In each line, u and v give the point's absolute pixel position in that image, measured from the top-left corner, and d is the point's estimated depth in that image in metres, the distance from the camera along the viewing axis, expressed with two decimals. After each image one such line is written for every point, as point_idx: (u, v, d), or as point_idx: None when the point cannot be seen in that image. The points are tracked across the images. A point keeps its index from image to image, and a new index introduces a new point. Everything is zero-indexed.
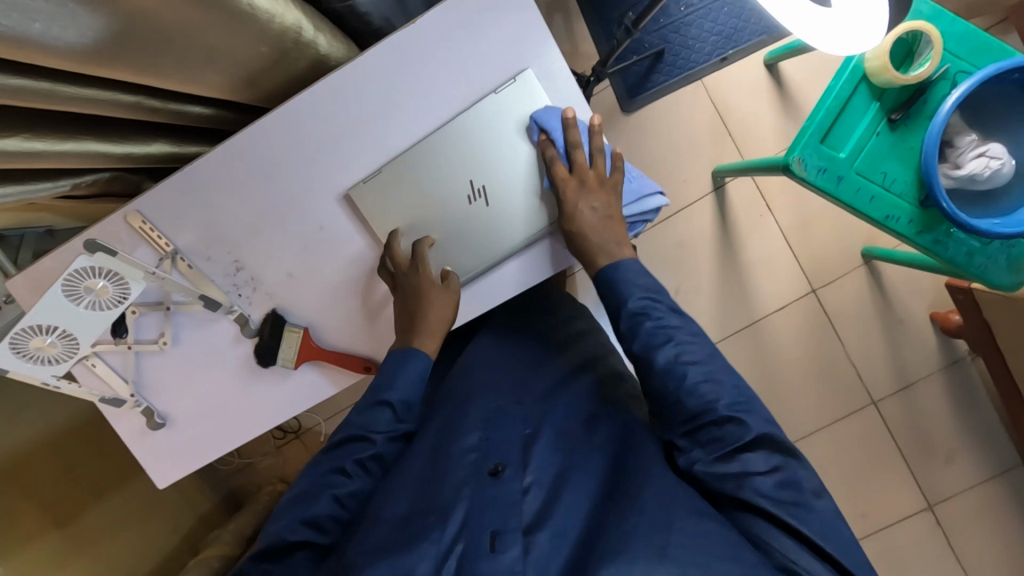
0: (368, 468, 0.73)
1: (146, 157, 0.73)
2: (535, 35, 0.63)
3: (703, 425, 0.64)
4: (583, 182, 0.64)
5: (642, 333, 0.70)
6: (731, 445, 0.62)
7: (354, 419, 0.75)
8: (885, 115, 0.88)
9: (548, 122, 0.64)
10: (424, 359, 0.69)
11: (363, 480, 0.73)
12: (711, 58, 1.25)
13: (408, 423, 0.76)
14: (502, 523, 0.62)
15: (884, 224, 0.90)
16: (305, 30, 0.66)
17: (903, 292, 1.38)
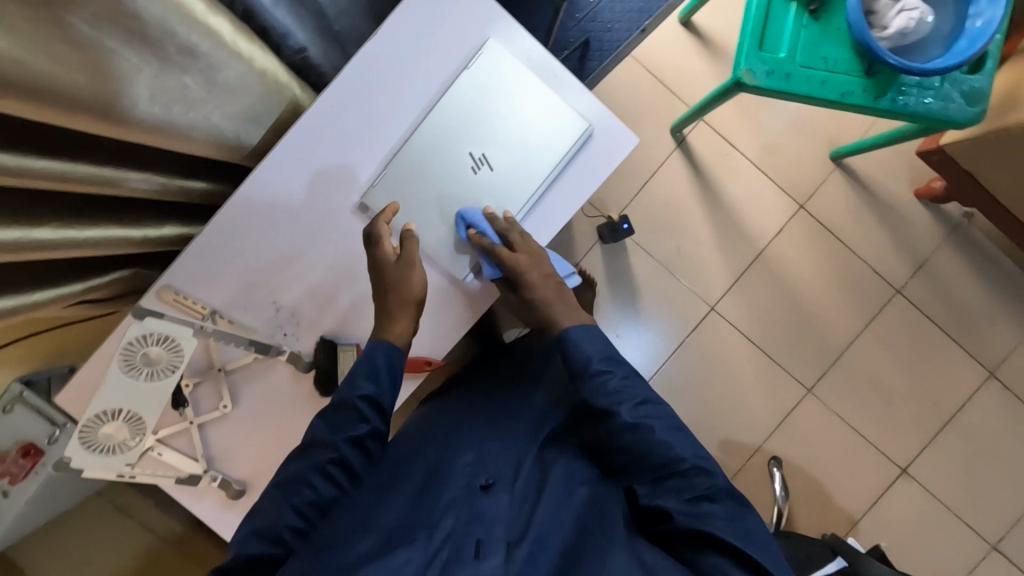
0: (333, 476, 0.65)
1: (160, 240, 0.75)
2: (486, 7, 0.69)
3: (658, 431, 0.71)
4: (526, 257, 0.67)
5: (607, 391, 0.74)
6: (694, 489, 0.69)
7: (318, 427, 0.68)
8: (805, 8, 0.96)
9: (472, 218, 0.69)
10: (384, 345, 0.68)
11: (329, 490, 0.65)
12: (633, 32, 1.36)
13: (378, 422, 0.68)
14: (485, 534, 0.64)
15: (842, 101, 0.97)
16: (281, 72, 0.71)
17: (883, 180, 1.42)
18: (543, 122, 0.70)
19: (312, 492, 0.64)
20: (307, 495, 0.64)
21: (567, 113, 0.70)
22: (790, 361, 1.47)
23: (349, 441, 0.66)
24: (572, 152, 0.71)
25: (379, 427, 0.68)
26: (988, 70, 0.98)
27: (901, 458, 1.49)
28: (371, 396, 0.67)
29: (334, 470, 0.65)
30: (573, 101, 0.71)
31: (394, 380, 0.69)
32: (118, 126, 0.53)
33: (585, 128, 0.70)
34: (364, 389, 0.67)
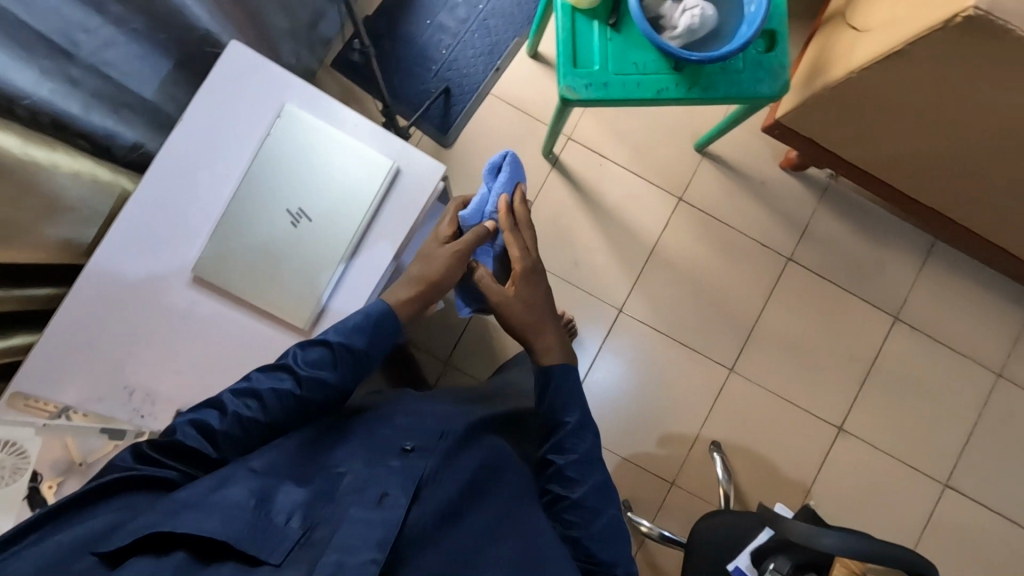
0: (277, 402, 0.71)
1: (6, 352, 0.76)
2: (279, 78, 0.76)
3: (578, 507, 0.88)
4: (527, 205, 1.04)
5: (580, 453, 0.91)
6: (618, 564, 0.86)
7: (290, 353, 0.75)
8: (606, 23, 1.05)
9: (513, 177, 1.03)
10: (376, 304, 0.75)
11: (268, 411, 0.71)
12: (488, 72, 1.47)
13: (337, 371, 0.73)
14: (390, 488, 0.65)
15: (659, 97, 1.06)
16: (98, 170, 0.77)
17: (748, 160, 1.51)
18: (351, 168, 0.75)
19: (255, 406, 0.70)
20: (249, 409, 0.70)
21: (370, 154, 0.75)
22: (706, 346, 1.51)
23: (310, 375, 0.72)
24: (384, 191, 0.76)
25: (334, 375, 0.73)
26: (783, 46, 1.07)
27: (835, 417, 1.52)
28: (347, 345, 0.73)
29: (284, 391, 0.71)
30: (376, 144, 0.77)
31: (369, 335, 0.74)
32: None
33: (390, 165, 0.75)
34: (336, 332, 0.73)
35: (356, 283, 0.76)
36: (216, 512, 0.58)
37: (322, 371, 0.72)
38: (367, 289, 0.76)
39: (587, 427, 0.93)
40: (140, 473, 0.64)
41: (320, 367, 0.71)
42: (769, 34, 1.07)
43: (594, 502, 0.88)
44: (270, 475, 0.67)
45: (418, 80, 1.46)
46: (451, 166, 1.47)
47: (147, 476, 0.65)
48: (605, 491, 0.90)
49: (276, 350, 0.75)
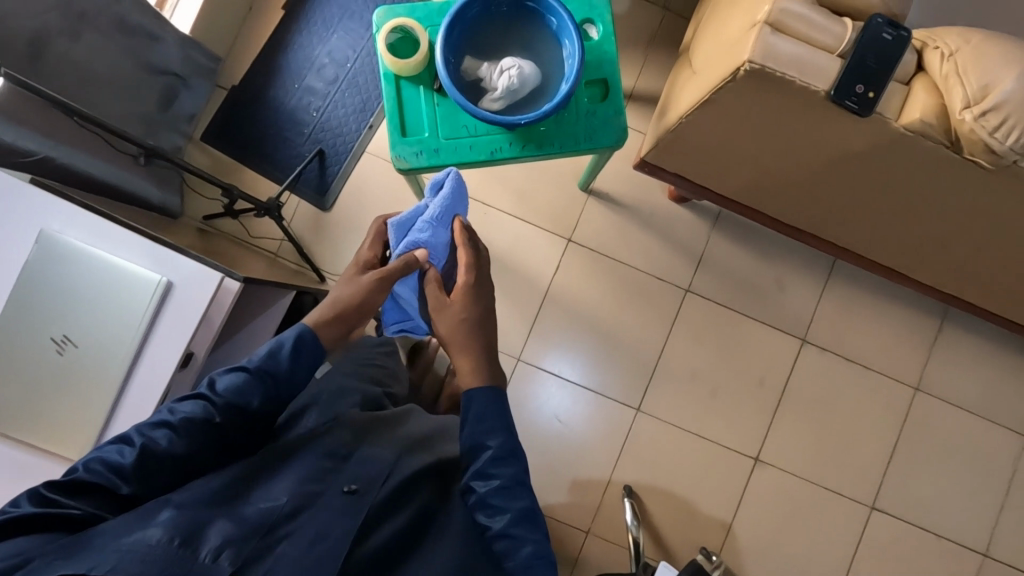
0: (190, 430, 0.73)
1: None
2: (34, 200, 0.73)
3: (505, 538, 0.83)
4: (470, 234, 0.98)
5: (498, 479, 0.86)
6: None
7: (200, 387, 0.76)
8: (431, 88, 1.03)
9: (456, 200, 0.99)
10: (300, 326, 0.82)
11: (180, 443, 0.72)
12: (362, 130, 1.45)
13: (255, 395, 0.77)
14: (326, 532, 0.69)
15: (494, 158, 1.04)
16: None
17: (635, 193, 1.48)
18: (119, 286, 0.73)
19: (166, 437, 0.71)
20: (162, 440, 0.71)
21: (137, 271, 0.73)
22: (611, 386, 1.47)
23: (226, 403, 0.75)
24: (156, 308, 0.73)
25: (253, 400, 0.77)
26: (616, 94, 1.04)
27: (750, 447, 1.48)
28: (267, 371, 0.79)
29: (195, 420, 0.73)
30: (146, 259, 0.74)
31: (295, 364, 0.81)
32: None
33: (159, 281, 0.73)
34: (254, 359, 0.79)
35: (137, 402, 0.74)
36: (145, 551, 0.59)
37: (244, 397, 0.77)
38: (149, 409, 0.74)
39: (513, 452, 0.88)
40: (46, 510, 0.63)
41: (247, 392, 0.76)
42: (601, 83, 1.05)
43: (522, 532, 0.83)
44: (195, 511, 0.66)
45: (291, 145, 1.44)
46: (332, 230, 1.44)
47: (56, 513, 0.63)
48: (530, 518, 0.85)
49: None
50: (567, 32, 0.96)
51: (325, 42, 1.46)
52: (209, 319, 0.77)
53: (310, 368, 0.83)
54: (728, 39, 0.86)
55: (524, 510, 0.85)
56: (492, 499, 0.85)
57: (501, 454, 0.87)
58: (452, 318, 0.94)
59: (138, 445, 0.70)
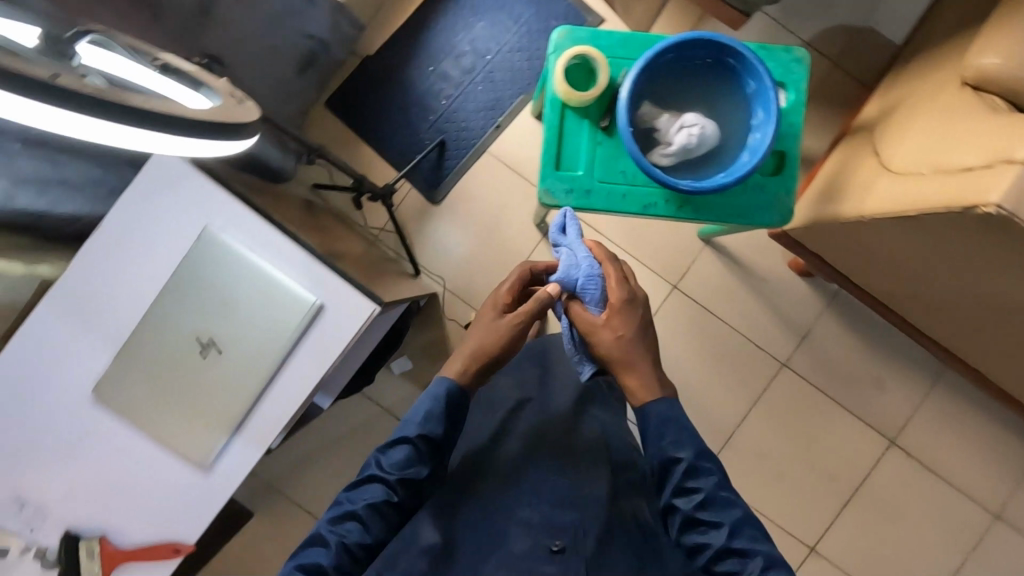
0: (376, 517, 0.74)
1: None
2: (204, 194, 0.70)
3: (733, 553, 0.73)
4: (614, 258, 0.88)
5: (706, 494, 0.75)
6: None
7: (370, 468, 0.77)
8: (597, 125, 0.96)
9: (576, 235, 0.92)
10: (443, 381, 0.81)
11: (370, 531, 0.73)
12: (488, 129, 1.39)
13: (422, 466, 0.77)
14: None
15: (646, 212, 0.97)
16: (8, 266, 0.73)
17: (754, 253, 1.40)
18: (270, 300, 0.70)
19: (356, 530, 0.72)
20: (353, 533, 0.72)
21: (294, 287, 0.70)
22: None
23: (403, 480, 0.76)
24: (301, 330, 0.70)
25: (421, 472, 0.77)
26: (792, 171, 0.96)
27: (808, 536, 1.43)
28: (427, 435, 0.78)
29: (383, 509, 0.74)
30: (302, 275, 0.71)
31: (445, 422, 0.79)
32: None
33: (312, 303, 0.70)
34: (414, 425, 0.78)
35: (265, 420, 0.71)
36: None
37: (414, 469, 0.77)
38: (276, 428, 0.71)
39: (705, 456, 0.77)
40: None
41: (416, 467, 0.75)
42: (777, 155, 0.96)
43: (753, 549, 0.72)
44: None
45: (414, 130, 1.39)
46: (437, 224, 1.40)
47: None
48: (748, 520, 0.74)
49: (170, 481, 0.71)
50: (763, 100, 0.87)
51: (469, 29, 1.38)
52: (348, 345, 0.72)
53: (461, 420, 0.82)
54: (950, 156, 0.78)
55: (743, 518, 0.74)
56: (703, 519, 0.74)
57: (695, 463, 0.76)
58: (614, 339, 0.84)
59: (335, 542, 0.71)
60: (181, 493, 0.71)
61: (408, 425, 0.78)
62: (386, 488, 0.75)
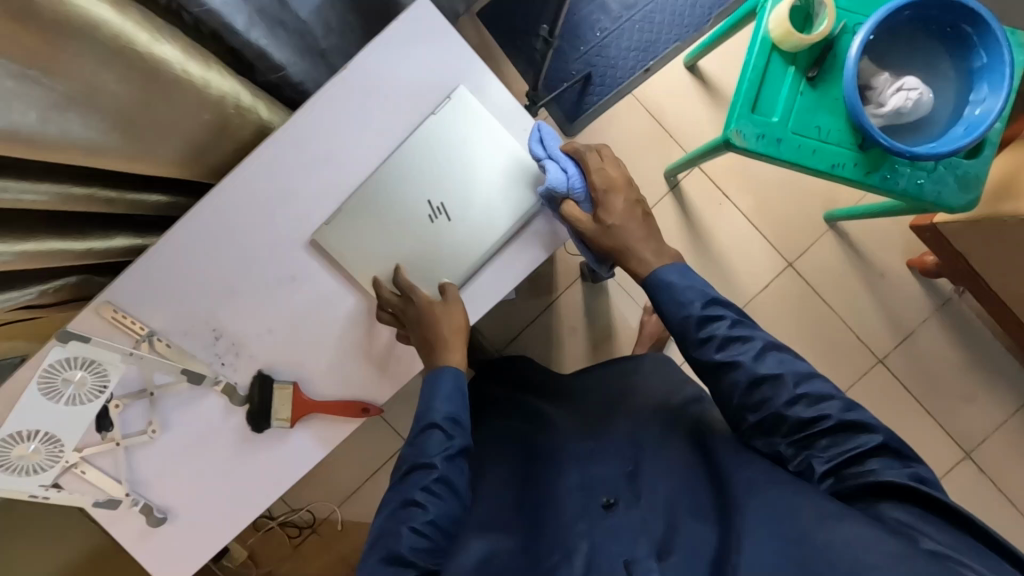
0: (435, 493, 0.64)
1: (66, 273, 0.75)
2: (459, 55, 0.67)
3: (762, 381, 0.63)
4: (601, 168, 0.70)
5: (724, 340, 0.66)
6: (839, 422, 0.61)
7: (409, 451, 0.67)
8: (804, 75, 0.94)
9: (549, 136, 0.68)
10: (455, 372, 0.69)
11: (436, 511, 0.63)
12: (636, 71, 1.33)
13: (461, 441, 0.67)
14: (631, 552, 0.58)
15: (832, 172, 0.95)
16: (242, 96, 0.67)
17: (875, 245, 1.40)
18: (507, 175, 0.68)
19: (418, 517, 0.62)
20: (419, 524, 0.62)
21: (533, 168, 0.68)
22: None
23: (448, 459, 0.66)
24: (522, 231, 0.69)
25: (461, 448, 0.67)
26: (987, 157, 0.94)
27: None
28: (457, 417, 0.68)
29: (440, 488, 0.64)
30: (541, 157, 0.69)
31: (464, 402, 0.69)
32: (38, 152, 0.49)
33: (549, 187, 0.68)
34: (441, 409, 0.68)
35: (475, 296, 0.71)
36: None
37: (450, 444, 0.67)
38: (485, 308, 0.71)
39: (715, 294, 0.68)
40: None
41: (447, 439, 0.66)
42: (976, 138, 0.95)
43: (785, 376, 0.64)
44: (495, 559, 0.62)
45: (562, 58, 1.33)
46: None
47: None
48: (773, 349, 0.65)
49: (373, 339, 0.71)
50: (992, 76, 0.85)
51: None
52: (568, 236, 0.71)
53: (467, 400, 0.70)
54: None
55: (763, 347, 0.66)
56: (726, 373, 0.65)
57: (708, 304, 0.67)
58: None
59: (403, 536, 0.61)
60: (381, 352, 0.71)
61: (424, 410, 0.68)
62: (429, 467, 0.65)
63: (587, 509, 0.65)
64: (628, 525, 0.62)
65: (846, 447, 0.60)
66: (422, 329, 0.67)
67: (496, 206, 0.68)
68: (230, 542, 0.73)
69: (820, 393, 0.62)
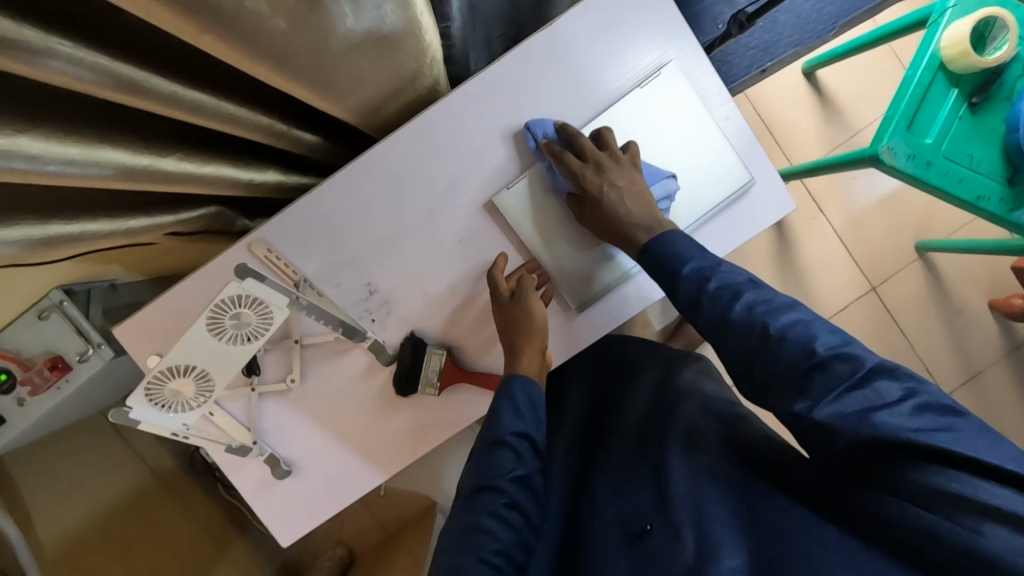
0: (509, 518, 0.56)
1: (207, 203, 0.70)
2: (674, 28, 0.64)
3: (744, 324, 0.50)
4: (598, 167, 0.61)
5: (707, 300, 0.54)
6: (841, 380, 0.45)
7: (473, 472, 0.60)
8: (965, 99, 0.90)
9: (543, 126, 0.63)
10: (523, 380, 0.63)
11: (511, 530, 0.55)
12: (752, 70, 1.26)
13: (532, 464, 0.60)
14: None
15: (976, 204, 0.92)
16: (436, 48, 0.62)
17: (958, 281, 1.39)
18: (699, 162, 0.65)
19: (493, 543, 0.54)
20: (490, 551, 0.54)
21: (730, 158, 0.65)
22: None
23: (516, 482, 0.58)
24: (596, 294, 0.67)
25: (533, 467, 0.60)
26: None
27: None
28: (527, 435, 0.60)
29: (510, 514, 0.56)
30: (739, 149, 0.66)
31: (536, 415, 0.63)
32: (275, 72, 0.46)
33: (746, 180, 0.65)
34: (512, 425, 0.60)
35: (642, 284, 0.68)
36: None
37: (509, 464, 0.59)
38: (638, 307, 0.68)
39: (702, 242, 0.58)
40: None
41: (502, 459, 0.59)
42: None
43: (770, 308, 0.50)
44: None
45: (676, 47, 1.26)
46: None
47: None
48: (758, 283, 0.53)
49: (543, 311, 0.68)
50: None
51: None
52: (715, 222, 0.66)
53: (534, 414, 0.63)
54: None
55: (753, 279, 0.53)
56: (709, 300, 0.53)
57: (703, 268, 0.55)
58: None
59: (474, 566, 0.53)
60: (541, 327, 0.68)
61: (490, 426, 0.61)
62: (490, 490, 0.57)
63: (623, 543, 0.60)
64: (668, 553, 0.54)
65: (840, 386, 0.45)
66: (514, 322, 0.64)
67: (688, 198, 0.65)
68: (348, 505, 0.70)
69: (821, 326, 0.48)
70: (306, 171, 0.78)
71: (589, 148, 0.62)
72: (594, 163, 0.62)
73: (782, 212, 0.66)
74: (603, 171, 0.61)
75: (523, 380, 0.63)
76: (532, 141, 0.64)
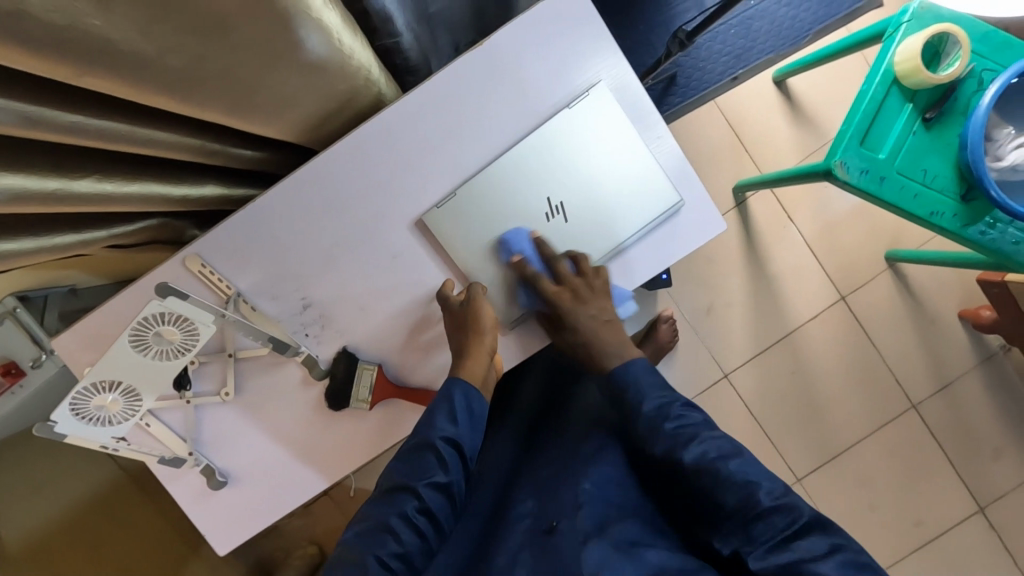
0: (420, 526, 0.57)
1: (149, 216, 0.71)
2: (605, 48, 0.64)
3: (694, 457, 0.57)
4: (574, 293, 0.65)
5: (663, 433, 0.61)
6: (778, 527, 0.52)
7: (397, 468, 0.61)
8: (919, 115, 0.90)
9: (517, 242, 0.65)
10: (464, 386, 0.63)
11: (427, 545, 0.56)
12: (724, 77, 1.23)
13: (458, 471, 0.61)
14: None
15: (930, 220, 0.91)
16: (372, 70, 0.63)
17: (929, 290, 1.38)
18: (628, 183, 0.65)
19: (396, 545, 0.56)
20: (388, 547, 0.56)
21: (660, 179, 0.65)
22: (789, 445, 1.39)
23: (434, 488, 0.59)
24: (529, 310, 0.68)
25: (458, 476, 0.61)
26: None
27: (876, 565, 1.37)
28: (458, 442, 0.61)
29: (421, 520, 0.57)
30: (669, 169, 0.66)
31: (473, 425, 0.64)
32: (183, 101, 0.46)
33: (675, 201, 0.66)
34: (443, 430, 0.61)
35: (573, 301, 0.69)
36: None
37: (431, 469, 0.60)
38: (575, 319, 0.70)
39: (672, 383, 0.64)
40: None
41: (425, 463, 0.60)
42: None
43: (717, 453, 0.57)
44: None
45: None
46: None
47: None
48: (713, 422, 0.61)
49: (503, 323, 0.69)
50: None
51: None
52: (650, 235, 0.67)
53: (470, 423, 0.63)
54: None
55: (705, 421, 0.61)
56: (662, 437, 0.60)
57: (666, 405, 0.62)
58: None
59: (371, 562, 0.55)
60: None
61: (423, 427, 0.61)
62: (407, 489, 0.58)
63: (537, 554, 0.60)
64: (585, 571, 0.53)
65: (777, 535, 0.52)
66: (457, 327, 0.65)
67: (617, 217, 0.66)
68: (284, 516, 0.71)
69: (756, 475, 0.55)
70: (252, 182, 0.79)
71: (565, 274, 0.66)
72: (570, 288, 0.65)
73: (713, 232, 0.67)
74: (575, 304, 0.65)
75: (465, 388, 0.64)
76: (505, 255, 0.66)
